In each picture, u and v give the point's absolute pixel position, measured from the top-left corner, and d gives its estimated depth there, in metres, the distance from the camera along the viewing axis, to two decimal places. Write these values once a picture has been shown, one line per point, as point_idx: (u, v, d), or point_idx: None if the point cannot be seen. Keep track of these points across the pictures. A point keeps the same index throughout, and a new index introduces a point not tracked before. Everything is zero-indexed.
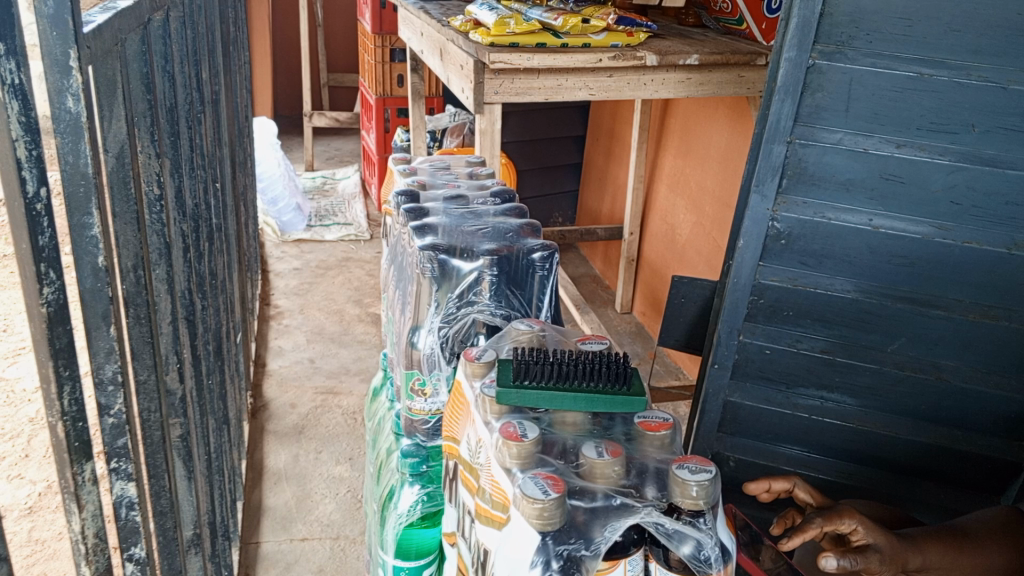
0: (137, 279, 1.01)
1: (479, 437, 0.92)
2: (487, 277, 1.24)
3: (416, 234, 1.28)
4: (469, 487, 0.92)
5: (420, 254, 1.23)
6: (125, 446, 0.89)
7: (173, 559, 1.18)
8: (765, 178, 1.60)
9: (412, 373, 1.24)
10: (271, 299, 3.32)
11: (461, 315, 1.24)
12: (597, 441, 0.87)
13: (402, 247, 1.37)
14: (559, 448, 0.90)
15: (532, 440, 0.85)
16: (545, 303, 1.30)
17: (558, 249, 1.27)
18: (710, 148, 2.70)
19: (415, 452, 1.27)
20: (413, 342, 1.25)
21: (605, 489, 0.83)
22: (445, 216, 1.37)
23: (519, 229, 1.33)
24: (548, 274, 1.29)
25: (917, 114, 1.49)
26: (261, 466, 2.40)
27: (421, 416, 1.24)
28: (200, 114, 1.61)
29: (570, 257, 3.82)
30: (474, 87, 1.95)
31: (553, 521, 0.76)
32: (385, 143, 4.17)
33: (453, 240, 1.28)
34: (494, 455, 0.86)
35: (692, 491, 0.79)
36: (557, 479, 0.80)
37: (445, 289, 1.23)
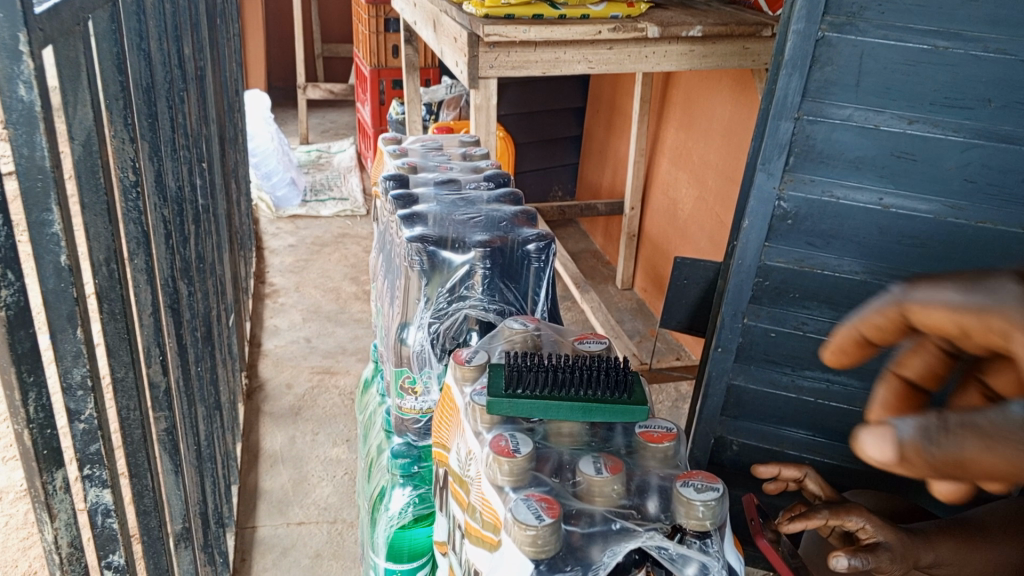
0: (111, 273, 0.96)
1: (469, 448, 0.87)
2: (479, 270, 1.18)
3: (405, 224, 1.22)
4: (458, 500, 0.88)
5: (408, 246, 1.16)
6: (99, 451, 0.84)
7: (159, 558, 1.15)
8: (771, 156, 1.54)
9: (401, 371, 1.20)
10: (266, 276, 3.26)
11: (452, 311, 1.18)
12: (596, 456, 0.82)
13: (391, 236, 1.31)
14: (553, 464, 0.84)
15: (525, 456, 0.79)
16: (541, 297, 1.24)
17: (554, 239, 1.21)
18: (713, 120, 2.63)
19: (406, 452, 1.25)
20: (402, 338, 1.20)
21: (604, 510, 0.77)
22: (436, 205, 1.31)
23: (513, 218, 1.27)
24: (544, 266, 1.23)
25: (930, 89, 1.42)
26: (257, 448, 2.37)
27: (412, 414, 1.22)
28: (182, 92, 1.55)
29: (570, 232, 3.76)
30: (468, 61, 1.88)
31: (548, 549, 0.71)
32: (381, 116, 4.09)
33: (444, 230, 1.21)
34: (483, 471, 0.81)
35: (697, 511, 0.75)
36: (552, 502, 0.74)
37: (435, 283, 1.17)
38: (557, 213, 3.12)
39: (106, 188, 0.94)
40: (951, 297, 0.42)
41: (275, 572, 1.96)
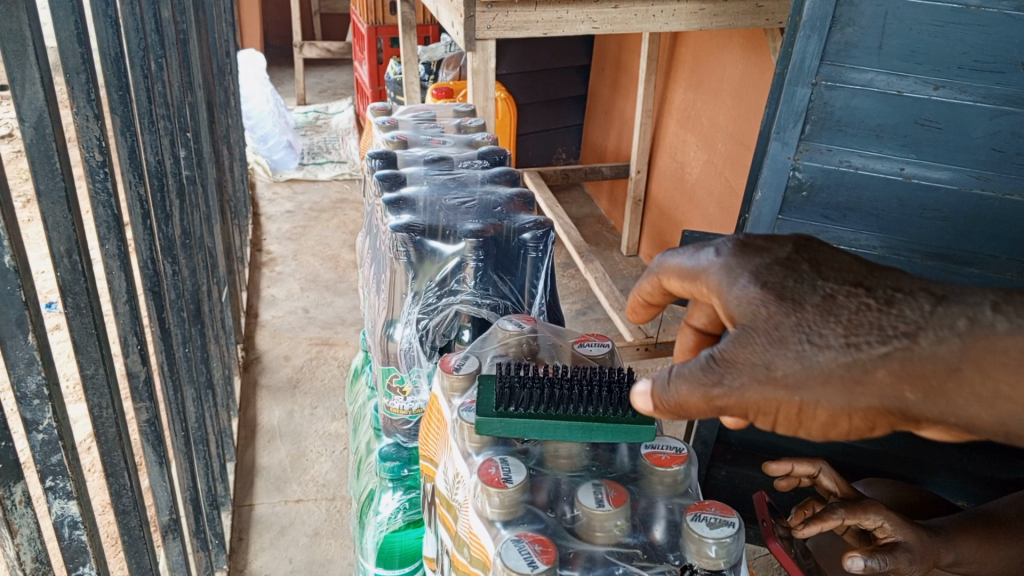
0: (74, 266, 0.89)
1: (458, 471, 0.81)
2: (471, 262, 1.10)
3: (391, 210, 1.15)
4: (448, 525, 0.82)
5: (393, 237, 1.10)
6: (61, 463, 0.78)
7: (141, 558, 1.09)
8: (786, 124, 1.46)
9: (388, 370, 1.13)
10: (263, 244, 3.19)
11: (441, 307, 1.10)
12: (597, 483, 0.75)
13: (377, 222, 1.24)
14: (550, 490, 0.78)
15: (517, 487, 0.73)
16: (538, 290, 1.17)
17: (552, 228, 1.14)
18: (723, 81, 2.52)
19: (395, 453, 1.17)
20: (389, 334, 1.14)
21: (605, 549, 0.71)
22: (425, 187, 1.24)
23: (509, 203, 1.19)
24: (542, 256, 1.16)
25: (959, 52, 1.33)
26: (254, 423, 2.32)
27: (401, 415, 1.13)
28: (160, 59, 1.46)
29: (574, 196, 3.67)
30: (464, 22, 1.76)
31: None
32: (379, 76, 3.98)
33: (434, 218, 1.15)
34: (472, 501, 0.75)
35: (709, 550, 0.69)
36: (547, 545, 0.69)
37: (423, 276, 1.11)
38: (560, 177, 3.03)
39: (66, 174, 0.86)
40: (679, 268, 0.70)
41: (273, 551, 1.92)
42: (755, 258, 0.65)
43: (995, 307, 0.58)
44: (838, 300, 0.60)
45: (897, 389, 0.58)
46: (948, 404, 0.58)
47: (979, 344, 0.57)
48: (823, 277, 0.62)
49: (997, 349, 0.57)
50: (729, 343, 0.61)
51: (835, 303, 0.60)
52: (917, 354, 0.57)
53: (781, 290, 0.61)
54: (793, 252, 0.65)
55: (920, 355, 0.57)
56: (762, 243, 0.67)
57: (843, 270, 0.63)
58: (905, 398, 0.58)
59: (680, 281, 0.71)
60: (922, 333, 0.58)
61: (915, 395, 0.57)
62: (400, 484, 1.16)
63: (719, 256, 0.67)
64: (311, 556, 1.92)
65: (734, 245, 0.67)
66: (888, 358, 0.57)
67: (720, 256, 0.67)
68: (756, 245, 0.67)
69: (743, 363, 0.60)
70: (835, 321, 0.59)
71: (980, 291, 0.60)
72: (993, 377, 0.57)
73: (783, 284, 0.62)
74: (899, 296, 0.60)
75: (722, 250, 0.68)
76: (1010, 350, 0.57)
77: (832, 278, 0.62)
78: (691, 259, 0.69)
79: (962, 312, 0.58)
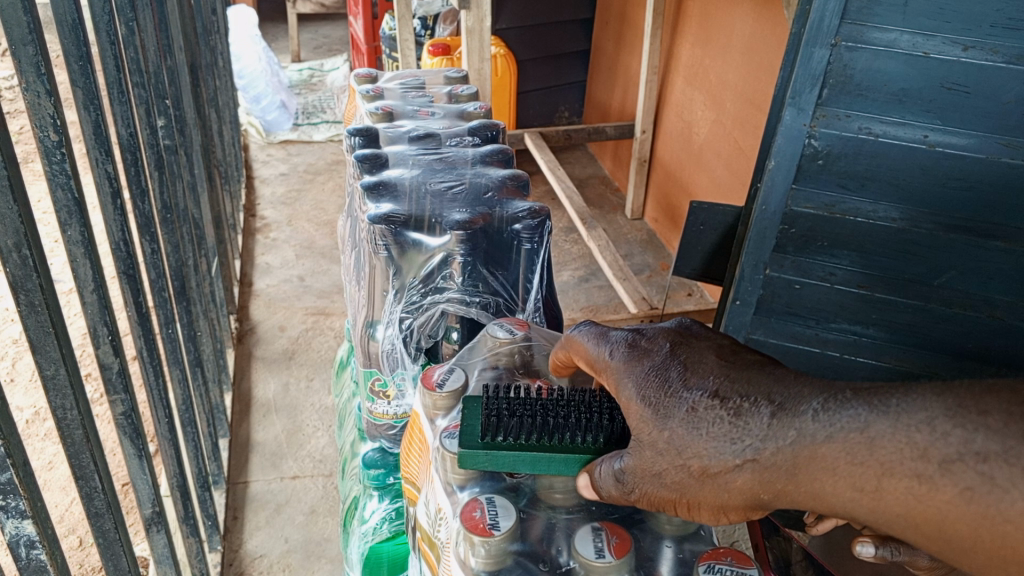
0: (25, 261, 0.81)
1: (441, 505, 0.75)
2: (458, 257, 1.02)
3: (371, 198, 1.07)
4: (432, 562, 0.77)
5: (372, 229, 1.01)
6: (11, 482, 0.71)
7: (119, 561, 1.04)
8: (802, 88, 1.36)
9: (371, 373, 1.07)
10: (257, 209, 3.11)
11: (427, 306, 1.03)
12: (597, 526, 0.69)
13: (357, 207, 1.15)
14: (543, 528, 0.72)
15: (504, 535, 0.67)
16: (533, 285, 1.09)
17: (548, 217, 1.06)
18: (732, 37, 2.40)
19: (381, 460, 1.13)
20: (370, 333, 1.06)
21: None
22: (412, 169, 1.15)
23: (500, 187, 1.11)
24: (537, 248, 1.08)
25: (991, 9, 1.23)
26: (249, 396, 2.26)
27: (386, 420, 1.09)
28: (133, 23, 1.36)
29: (576, 156, 3.57)
30: None
31: None
32: (374, 31, 3.85)
33: (418, 207, 1.06)
34: (457, 548, 0.69)
35: None
36: None
37: (407, 272, 1.03)
38: (562, 138, 2.92)
39: (9, 160, 0.77)
40: (583, 354, 0.76)
41: (268, 531, 1.88)
42: (640, 361, 0.69)
43: (816, 415, 0.60)
44: (699, 414, 0.63)
45: (753, 491, 0.62)
46: (794, 500, 0.62)
47: (806, 453, 0.60)
48: (688, 387, 0.65)
49: (818, 458, 0.59)
50: (630, 452, 0.66)
51: (696, 418, 0.63)
52: (762, 463, 0.61)
53: (654, 404, 0.65)
54: (667, 358, 0.67)
55: (765, 466, 0.61)
56: (645, 340, 0.71)
57: (709, 372, 0.65)
58: (760, 497, 0.62)
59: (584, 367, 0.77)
60: (764, 446, 0.60)
61: (766, 496, 0.62)
62: (386, 492, 1.11)
63: (616, 357, 0.71)
64: (308, 534, 1.88)
65: (619, 346, 0.72)
66: (742, 469, 0.61)
67: (613, 357, 0.71)
68: (643, 346, 0.71)
69: (640, 473, 0.66)
70: (693, 433, 0.62)
71: (806, 394, 0.62)
72: (816, 477, 0.60)
73: (652, 393, 0.66)
74: (745, 407, 0.62)
75: (618, 351, 0.72)
76: (827, 456, 0.59)
77: (697, 388, 0.64)
78: (591, 349, 0.74)
79: (792, 423, 0.60)
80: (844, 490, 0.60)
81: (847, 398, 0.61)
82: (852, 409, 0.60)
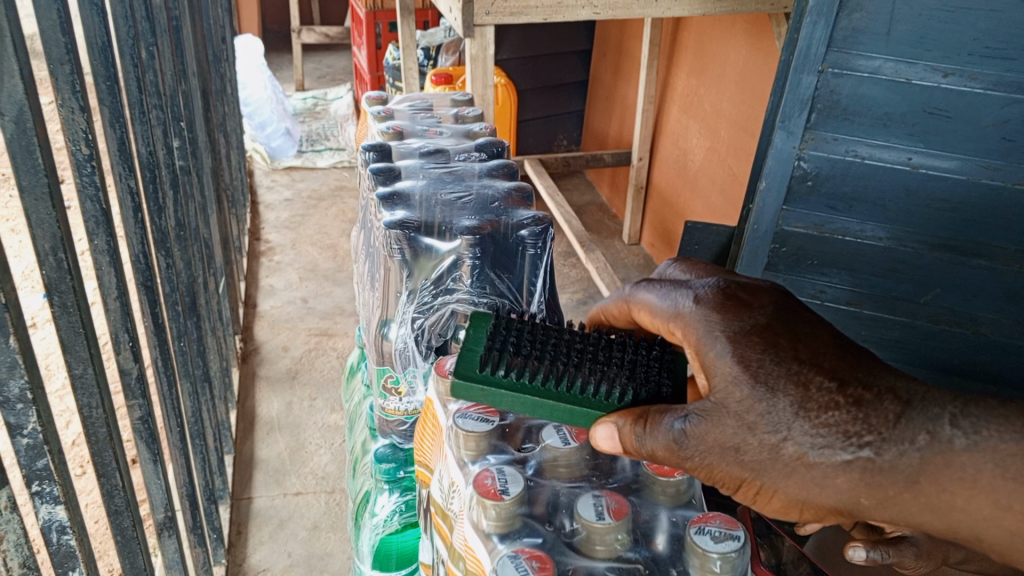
0: (60, 263, 0.86)
1: (453, 479, 0.79)
2: (468, 260, 1.08)
3: (385, 205, 1.12)
4: (444, 534, 0.82)
5: (387, 234, 1.07)
6: (47, 467, 0.76)
7: (135, 559, 1.08)
8: (791, 113, 1.43)
9: (383, 370, 1.13)
10: (261, 233, 3.17)
11: (437, 306, 1.08)
12: (597, 494, 0.73)
13: (370, 215, 1.21)
14: (549, 497, 0.77)
15: (514, 499, 0.71)
16: (537, 288, 1.15)
17: (551, 223, 1.12)
18: (726, 67, 2.48)
19: (392, 455, 1.19)
20: (384, 333, 1.12)
21: (605, 565, 0.69)
22: (422, 181, 1.21)
23: (506, 198, 1.17)
24: (541, 253, 1.14)
25: (970, 37, 1.30)
26: (252, 415, 2.30)
27: (397, 415, 1.16)
28: (152, 47, 1.43)
29: (574, 183, 3.65)
30: (463, 8, 1.76)
31: None
32: (378, 61, 3.94)
33: (430, 213, 1.12)
34: (468, 513, 0.73)
35: (712, 565, 0.68)
36: (544, 559, 0.67)
37: (419, 274, 1.08)
38: (561, 164, 2.99)
39: (48, 168, 0.83)
40: (653, 303, 0.78)
41: (271, 545, 1.91)
42: (725, 317, 0.70)
43: (953, 423, 0.65)
44: (810, 393, 0.65)
45: (854, 494, 0.65)
46: (894, 509, 0.65)
47: (938, 459, 0.64)
48: (798, 359, 0.67)
49: (951, 466, 0.64)
50: (702, 420, 0.68)
51: (808, 396, 0.65)
52: (875, 462, 0.64)
53: (756, 372, 0.66)
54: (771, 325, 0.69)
55: (879, 468, 0.64)
56: (741, 297, 0.72)
57: (819, 351, 0.67)
58: (860, 503, 0.65)
59: (654, 317, 0.78)
60: (885, 446, 0.64)
61: (867, 500, 0.65)
62: (395, 486, 1.15)
63: (695, 307, 0.72)
64: (311, 549, 1.90)
65: (706, 296, 0.73)
66: (851, 466, 0.64)
67: (698, 306, 0.72)
68: (738, 300, 0.71)
69: (712, 441, 0.68)
70: (802, 413, 0.64)
71: (936, 401, 0.66)
72: (945, 488, 0.65)
73: (753, 356, 0.67)
74: (868, 397, 0.65)
75: (698, 299, 0.73)
76: (964, 467, 0.64)
77: (807, 363, 0.66)
78: (667, 298, 0.76)
79: (921, 427, 0.64)
80: (972, 504, 0.65)
81: (982, 409, 0.66)
82: (995, 419, 0.65)
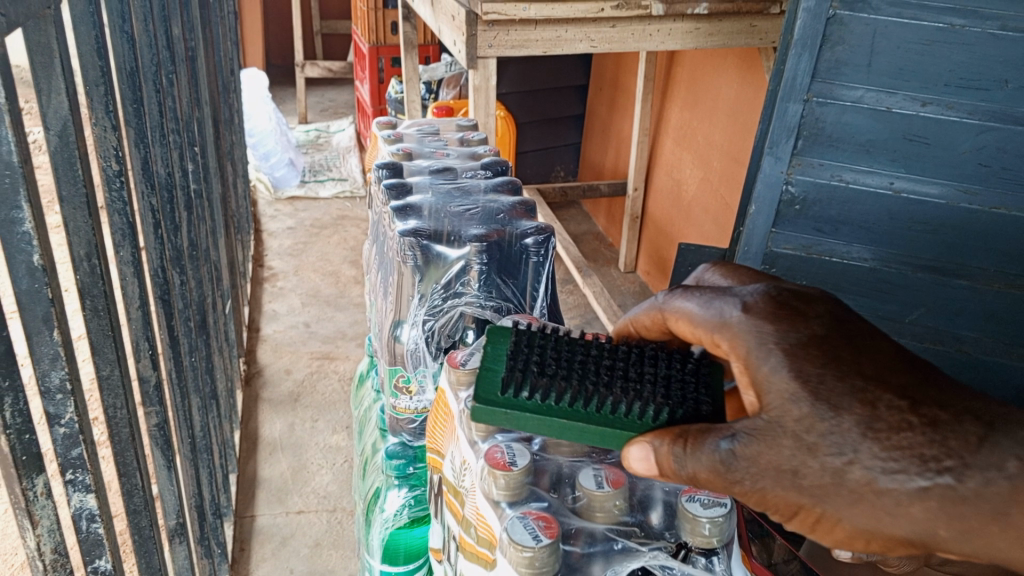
0: (93, 269, 0.92)
1: (464, 458, 0.85)
2: (476, 266, 1.16)
3: (398, 216, 1.19)
4: (455, 512, 0.86)
5: (400, 241, 1.15)
6: (81, 456, 0.81)
7: (150, 558, 1.12)
8: (778, 139, 1.51)
9: (395, 370, 1.18)
10: (265, 260, 3.23)
11: (447, 308, 1.16)
12: (597, 469, 0.79)
13: (383, 227, 1.29)
14: (552, 477, 0.82)
15: (522, 470, 0.77)
16: (540, 293, 1.22)
17: (553, 232, 1.19)
18: (718, 100, 2.57)
19: (402, 452, 1.23)
20: (396, 335, 1.18)
21: (605, 527, 0.75)
22: (431, 196, 1.28)
23: (511, 210, 1.24)
24: (543, 260, 1.20)
25: (946, 69, 1.39)
26: (255, 435, 2.34)
27: (407, 414, 1.20)
28: (172, 75, 1.50)
29: (572, 213, 3.73)
30: (466, 41, 1.84)
31: (545, 570, 0.69)
32: (380, 95, 4.04)
33: (440, 223, 1.19)
34: (478, 484, 0.79)
35: (703, 529, 0.72)
36: (550, 521, 0.72)
37: (430, 279, 1.15)
38: (559, 194, 3.07)
39: (86, 180, 0.89)
40: (693, 315, 0.79)
41: (274, 562, 1.94)
42: (776, 330, 0.71)
43: None
44: (878, 412, 0.64)
45: (933, 524, 0.62)
46: (980, 542, 0.63)
47: None
48: (858, 375, 0.67)
49: None
50: (752, 440, 0.67)
51: (875, 415, 0.64)
52: (956, 490, 0.62)
53: (815, 387, 0.66)
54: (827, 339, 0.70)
55: (960, 495, 0.62)
56: (797, 308, 0.73)
57: (882, 370, 0.68)
58: (940, 535, 0.63)
59: (694, 327, 0.79)
60: (968, 470, 0.62)
61: (948, 531, 0.62)
62: (405, 482, 1.20)
63: (738, 317, 0.74)
64: (312, 566, 1.94)
65: (756, 306, 0.74)
66: (928, 495, 0.62)
67: (746, 317, 0.73)
68: (787, 312, 0.72)
69: (766, 463, 0.66)
70: (870, 434, 0.63)
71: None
72: None
73: (810, 369, 0.67)
74: (944, 419, 0.64)
75: (738, 308, 0.74)
76: None
77: (871, 381, 0.66)
78: (706, 309, 0.77)
79: (1007, 451, 0.62)
80: None
81: None
82: None
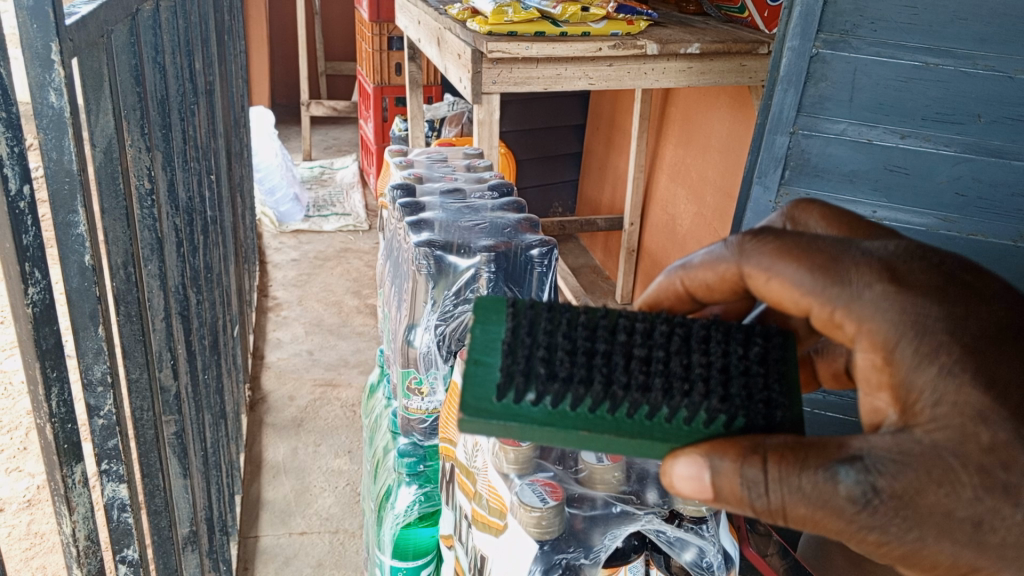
0: (128, 276, 0.99)
1: (475, 441, 1.01)
2: (484, 274, 1.26)
3: (412, 229, 1.30)
4: (467, 491, 1.02)
5: (416, 251, 1.25)
6: (116, 447, 0.88)
7: (168, 559, 1.17)
8: (766, 169, 1.65)
9: (408, 372, 1.27)
10: (270, 290, 3.30)
11: (457, 313, 1.26)
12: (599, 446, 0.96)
13: (398, 242, 1.40)
14: (557, 454, 0.99)
15: (529, 446, 0.93)
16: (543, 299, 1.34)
17: (556, 245, 1.30)
18: (711, 138, 2.67)
19: (412, 451, 1.29)
20: (409, 340, 1.27)
21: (604, 494, 0.92)
22: (441, 212, 1.38)
23: (517, 225, 1.36)
24: (547, 271, 1.32)
25: (921, 104, 1.51)
26: (259, 459, 2.39)
27: (418, 415, 1.28)
28: (194, 105, 1.59)
29: (570, 248, 3.82)
30: (472, 77, 1.95)
31: (551, 530, 0.85)
32: (384, 133, 4.15)
33: (450, 235, 1.30)
34: (492, 461, 0.95)
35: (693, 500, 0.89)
36: (554, 487, 0.88)
37: (442, 286, 1.25)
38: (558, 228, 3.07)
39: (124, 194, 0.97)
40: (799, 284, 0.68)
41: None
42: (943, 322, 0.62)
43: None
44: None
45: None
46: None
47: None
48: None
49: None
50: (888, 470, 0.59)
51: None
52: None
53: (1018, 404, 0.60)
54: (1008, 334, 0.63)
55: None
56: (970, 284, 0.64)
57: None
58: None
59: (801, 295, 0.68)
60: None
61: None
62: (416, 479, 1.27)
63: (871, 294, 0.64)
64: None
65: (911, 279, 0.64)
66: None
67: (885, 294, 0.64)
68: (949, 294, 0.63)
69: (926, 507, 0.59)
70: None
71: None
72: None
73: (1002, 375, 0.61)
74: None
75: (878, 290, 0.64)
76: None
77: None
78: (826, 282, 0.66)
79: None
80: None
81: None
82: None
